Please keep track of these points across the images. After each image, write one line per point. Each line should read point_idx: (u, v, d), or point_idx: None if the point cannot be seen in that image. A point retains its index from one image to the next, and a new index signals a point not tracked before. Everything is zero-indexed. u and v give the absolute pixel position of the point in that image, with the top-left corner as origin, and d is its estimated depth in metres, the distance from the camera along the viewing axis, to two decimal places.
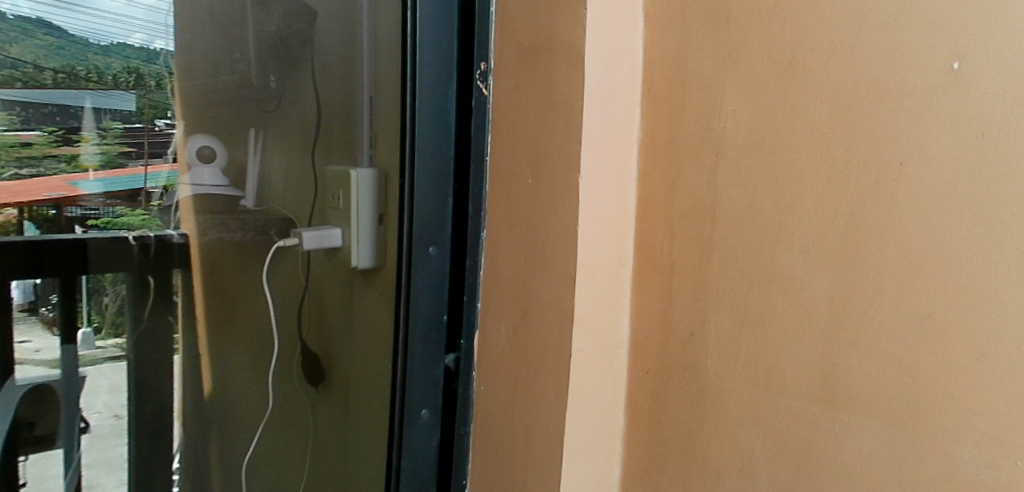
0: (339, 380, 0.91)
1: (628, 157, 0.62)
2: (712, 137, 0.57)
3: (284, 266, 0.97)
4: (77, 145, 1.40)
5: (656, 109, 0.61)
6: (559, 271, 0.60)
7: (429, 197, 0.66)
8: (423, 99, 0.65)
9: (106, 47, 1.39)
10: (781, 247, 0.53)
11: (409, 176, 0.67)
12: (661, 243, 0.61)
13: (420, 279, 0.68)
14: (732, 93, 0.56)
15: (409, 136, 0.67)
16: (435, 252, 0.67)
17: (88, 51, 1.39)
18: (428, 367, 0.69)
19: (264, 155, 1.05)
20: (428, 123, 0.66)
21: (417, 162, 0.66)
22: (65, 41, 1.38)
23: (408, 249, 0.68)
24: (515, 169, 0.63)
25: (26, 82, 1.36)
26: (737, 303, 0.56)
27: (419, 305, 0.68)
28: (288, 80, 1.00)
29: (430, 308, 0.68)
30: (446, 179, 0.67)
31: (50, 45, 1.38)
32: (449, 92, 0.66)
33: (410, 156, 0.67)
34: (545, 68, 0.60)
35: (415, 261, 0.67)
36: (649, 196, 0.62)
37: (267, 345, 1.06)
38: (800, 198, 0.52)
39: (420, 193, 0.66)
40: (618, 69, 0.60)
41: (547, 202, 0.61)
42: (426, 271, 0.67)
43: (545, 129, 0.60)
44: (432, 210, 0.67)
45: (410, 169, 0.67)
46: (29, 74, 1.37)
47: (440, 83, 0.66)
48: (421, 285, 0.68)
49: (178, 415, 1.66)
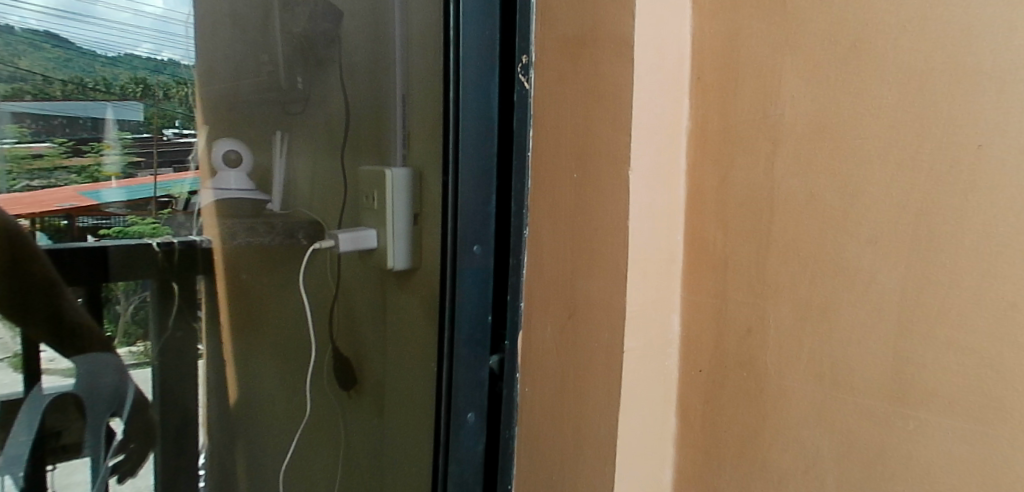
0: (372, 385, 0.89)
1: (678, 149, 0.60)
2: (769, 127, 0.55)
3: (314, 271, 0.96)
4: (100, 153, 1.35)
5: (707, 100, 0.59)
6: (610, 268, 0.58)
7: (472, 195, 0.65)
8: (466, 94, 0.64)
9: (114, 58, 1.37)
10: (847, 239, 0.51)
11: (452, 173, 0.66)
12: (713, 237, 0.59)
13: (464, 279, 0.66)
14: (790, 80, 0.53)
15: (452, 133, 0.65)
16: (479, 250, 0.66)
17: (95, 62, 1.36)
18: (473, 369, 0.67)
19: (289, 159, 1.04)
20: (472, 118, 0.64)
21: (460, 159, 0.65)
22: (72, 53, 1.33)
23: (452, 248, 0.66)
24: (559, 164, 0.61)
25: (37, 96, 1.30)
26: (799, 298, 0.54)
27: (464, 305, 0.66)
28: (314, 82, 0.99)
29: (475, 309, 0.67)
30: (489, 175, 0.65)
31: (58, 57, 1.32)
32: (492, 86, 0.65)
33: (453, 154, 0.66)
34: (591, 59, 0.58)
35: (460, 261, 0.66)
36: (700, 189, 0.60)
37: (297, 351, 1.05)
38: (868, 187, 0.50)
39: (464, 191, 0.65)
40: (667, 58, 0.58)
41: (595, 197, 0.59)
42: (471, 272, 0.66)
43: (593, 122, 0.58)
44: (476, 208, 0.65)
45: (454, 166, 0.66)
46: (37, 86, 1.30)
47: (482, 77, 0.64)
48: (465, 285, 0.66)
49: (202, 417, 1.74)
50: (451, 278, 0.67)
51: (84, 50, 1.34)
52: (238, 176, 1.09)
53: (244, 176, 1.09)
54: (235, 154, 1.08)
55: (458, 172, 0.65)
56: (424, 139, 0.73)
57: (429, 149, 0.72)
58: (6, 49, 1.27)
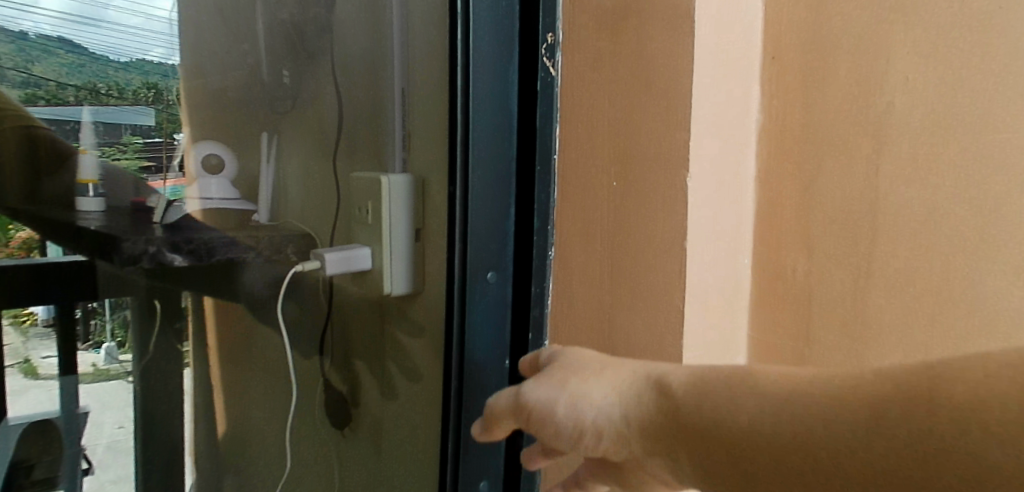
0: (369, 424, 0.77)
1: (746, 151, 0.48)
2: (870, 121, 0.42)
3: (302, 292, 0.83)
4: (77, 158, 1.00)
5: (782, 88, 0.47)
6: (661, 301, 0.47)
7: (485, 209, 0.49)
8: (477, 76, 0.47)
9: (125, 64, 1.04)
10: (985, 269, 0.38)
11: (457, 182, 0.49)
12: (791, 260, 0.47)
13: (474, 321, 0.49)
14: (900, 59, 0.41)
15: (455, 125, 0.49)
16: (494, 281, 0.49)
17: (109, 67, 1.04)
18: (486, 435, 0.51)
19: (279, 164, 0.92)
20: (484, 107, 0.47)
21: (469, 162, 0.48)
22: (85, 58, 1.04)
23: (458, 280, 0.49)
24: (593, 172, 0.48)
25: (49, 100, 1.02)
26: (913, 343, 0.41)
27: (475, 356, 0.50)
28: (303, 76, 0.87)
29: (487, 361, 0.50)
30: (508, 183, 0.49)
31: (72, 63, 1.04)
32: (509, 67, 0.48)
33: (458, 153, 0.49)
34: (635, 35, 0.45)
35: (470, 297, 0.49)
36: (774, 200, 0.48)
37: (284, 382, 0.92)
38: (1016, 199, 0.37)
39: (475, 204, 0.48)
40: (735, 36, 0.46)
41: (642, 212, 0.46)
42: (484, 310, 0.49)
43: (638, 117, 0.46)
44: (491, 227, 0.49)
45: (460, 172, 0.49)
46: (51, 92, 1.02)
47: (499, 53, 0.48)
48: (475, 329, 0.50)
49: None
50: (459, 321, 0.50)
51: (95, 55, 1.04)
52: (220, 182, 0.93)
53: (226, 182, 0.94)
54: (215, 158, 0.95)
55: (467, 180, 0.48)
56: (430, 140, 0.61)
57: (436, 152, 0.59)
58: (18, 54, 1.01)
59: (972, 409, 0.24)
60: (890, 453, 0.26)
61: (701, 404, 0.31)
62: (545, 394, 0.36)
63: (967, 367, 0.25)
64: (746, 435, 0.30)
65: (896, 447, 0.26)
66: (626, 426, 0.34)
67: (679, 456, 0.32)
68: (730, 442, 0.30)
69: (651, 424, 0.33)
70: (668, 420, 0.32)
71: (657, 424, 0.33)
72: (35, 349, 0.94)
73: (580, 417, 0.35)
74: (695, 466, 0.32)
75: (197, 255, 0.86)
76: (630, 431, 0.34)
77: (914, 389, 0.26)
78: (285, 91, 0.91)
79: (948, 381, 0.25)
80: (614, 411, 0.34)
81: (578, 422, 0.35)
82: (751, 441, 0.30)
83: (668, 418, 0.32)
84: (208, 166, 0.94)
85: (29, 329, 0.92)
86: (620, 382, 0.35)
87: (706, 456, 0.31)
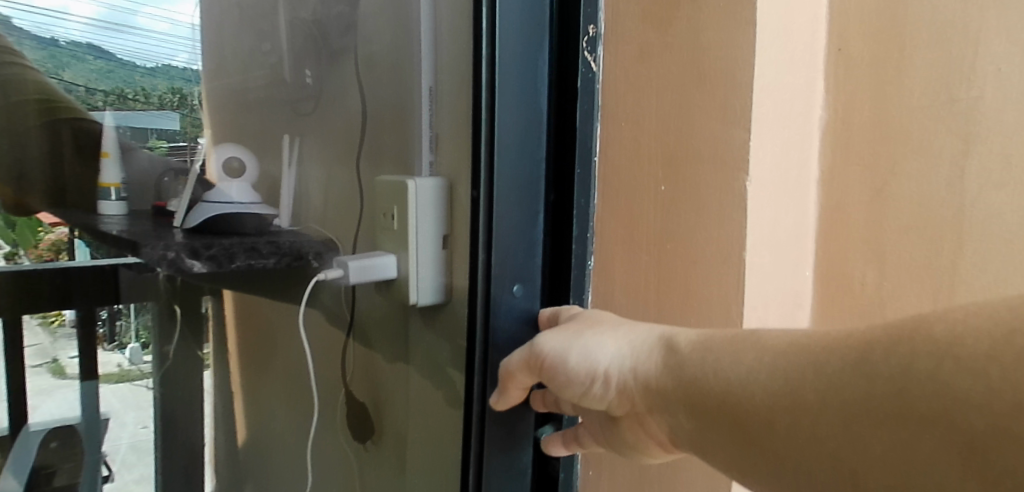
0: (392, 438, 0.73)
1: (809, 150, 0.44)
2: (956, 117, 0.38)
3: (323, 299, 0.80)
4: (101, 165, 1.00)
5: (853, 80, 0.43)
6: (713, 319, 0.42)
7: (513, 214, 0.44)
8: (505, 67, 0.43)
9: (152, 69, 1.06)
10: None
11: (482, 184, 0.45)
12: (861, 272, 0.43)
13: (498, 337, 0.45)
14: (995, 45, 0.37)
15: (481, 118, 0.44)
16: (521, 292, 0.45)
17: (136, 73, 1.06)
18: (509, 453, 0.47)
19: (300, 167, 0.90)
20: (513, 99, 0.43)
21: (497, 160, 0.43)
22: (115, 64, 1.07)
23: (484, 289, 0.45)
24: (642, 173, 0.44)
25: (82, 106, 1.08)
26: None
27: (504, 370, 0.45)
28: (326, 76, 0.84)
29: None
30: (537, 185, 0.45)
31: (101, 69, 1.08)
32: (537, 58, 0.44)
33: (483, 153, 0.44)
34: (688, 24, 0.42)
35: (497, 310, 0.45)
36: (842, 204, 0.43)
37: (305, 390, 0.89)
38: None
39: (502, 206, 0.44)
40: (800, 22, 0.42)
41: (693, 220, 0.42)
42: (508, 326, 0.45)
43: (691, 115, 0.42)
44: (519, 231, 0.45)
45: (487, 173, 0.44)
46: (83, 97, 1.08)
47: (528, 44, 0.44)
48: (500, 342, 0.45)
49: None
50: (482, 336, 0.45)
51: (124, 61, 1.07)
52: (241, 186, 0.88)
53: (246, 187, 0.88)
54: (237, 162, 0.90)
55: (491, 183, 0.44)
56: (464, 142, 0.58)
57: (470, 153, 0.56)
58: (54, 62, 1.09)
59: (942, 355, 0.23)
60: (868, 401, 0.25)
61: (699, 354, 0.32)
62: (559, 344, 0.38)
63: (951, 315, 0.24)
64: (743, 391, 0.30)
65: (877, 399, 0.25)
66: (633, 378, 0.34)
67: (675, 407, 0.33)
68: (719, 393, 0.31)
69: (655, 381, 0.34)
70: (670, 375, 0.33)
71: (659, 378, 0.33)
72: (62, 349, 0.99)
73: (588, 365, 0.36)
74: (689, 416, 0.32)
75: (218, 261, 0.82)
76: (635, 382, 0.34)
77: (896, 337, 0.25)
78: (307, 91, 0.88)
79: (934, 323, 0.24)
80: (624, 361, 0.35)
81: (590, 368, 0.36)
82: (739, 396, 0.30)
83: (670, 372, 0.33)
84: (229, 170, 0.89)
85: (58, 329, 0.99)
86: (632, 339, 0.36)
87: (696, 404, 0.32)
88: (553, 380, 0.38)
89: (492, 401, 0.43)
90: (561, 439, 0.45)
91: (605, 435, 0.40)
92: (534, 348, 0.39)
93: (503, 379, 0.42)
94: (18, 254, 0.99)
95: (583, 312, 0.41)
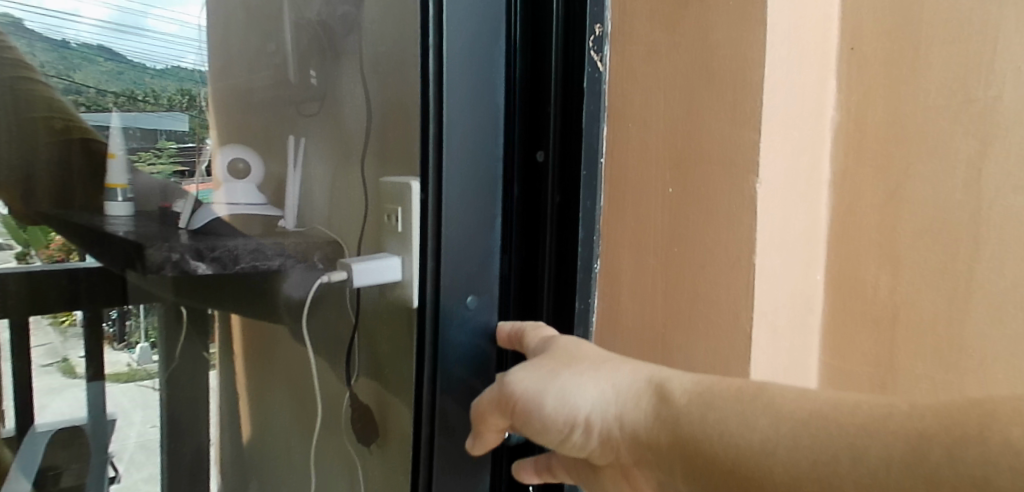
0: (395, 443, 0.72)
1: (820, 151, 0.43)
2: (974, 117, 0.37)
3: (328, 302, 0.80)
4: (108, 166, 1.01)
5: (866, 78, 0.42)
6: (724, 325, 0.40)
7: (463, 230, 0.47)
8: (453, 90, 0.45)
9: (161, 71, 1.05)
10: None
11: (431, 201, 0.47)
12: (874, 277, 0.42)
13: (448, 347, 0.47)
14: (1014, 43, 0.36)
15: (430, 139, 0.46)
16: (472, 304, 0.48)
17: (145, 75, 1.05)
18: (462, 459, 0.49)
19: (305, 169, 0.88)
20: (461, 121, 0.46)
21: (445, 178, 0.46)
22: (124, 65, 1.05)
23: (434, 301, 0.47)
24: (650, 175, 0.44)
25: (92, 107, 1.06)
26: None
27: (451, 375, 0.48)
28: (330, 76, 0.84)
29: (464, 377, 0.48)
30: (484, 202, 0.47)
31: (110, 71, 1.06)
32: (486, 80, 0.46)
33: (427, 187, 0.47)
34: (696, 23, 0.41)
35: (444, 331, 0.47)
36: (854, 207, 0.42)
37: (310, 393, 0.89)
38: None
39: (451, 223, 0.46)
40: (811, 20, 0.41)
41: (703, 222, 0.41)
42: (459, 337, 0.48)
43: (699, 116, 0.41)
44: (468, 246, 0.47)
45: (434, 191, 0.46)
46: (92, 99, 1.06)
47: (477, 66, 0.46)
48: (449, 351, 0.47)
49: None
50: (432, 351, 0.47)
51: (134, 62, 1.05)
52: (247, 187, 0.90)
53: (253, 187, 0.90)
54: (243, 163, 0.91)
55: (439, 213, 0.46)
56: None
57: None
58: (63, 65, 1.07)
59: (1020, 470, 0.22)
60: None
61: (693, 407, 0.31)
62: (533, 382, 0.37)
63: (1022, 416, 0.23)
64: (749, 455, 0.29)
65: None
66: (619, 427, 0.34)
67: (669, 464, 0.32)
68: (726, 458, 0.30)
69: (644, 432, 0.33)
70: (663, 428, 0.32)
71: (650, 430, 0.33)
72: (72, 349, 1.03)
73: (567, 411, 0.36)
74: (684, 475, 0.32)
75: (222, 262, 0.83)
76: (620, 430, 0.34)
77: (954, 432, 0.24)
78: (311, 92, 0.88)
79: (1005, 424, 0.23)
80: (607, 407, 0.35)
81: (570, 413, 0.35)
82: (748, 463, 0.29)
83: (661, 423, 0.33)
84: (235, 171, 0.91)
85: (68, 328, 1.03)
86: (615, 381, 0.35)
87: (694, 463, 0.31)
88: (528, 420, 0.38)
89: (469, 446, 0.44)
90: (532, 466, 0.45)
91: (585, 475, 0.40)
92: (506, 386, 0.38)
93: (477, 423, 0.42)
94: (30, 254, 1.02)
95: (557, 341, 0.41)
